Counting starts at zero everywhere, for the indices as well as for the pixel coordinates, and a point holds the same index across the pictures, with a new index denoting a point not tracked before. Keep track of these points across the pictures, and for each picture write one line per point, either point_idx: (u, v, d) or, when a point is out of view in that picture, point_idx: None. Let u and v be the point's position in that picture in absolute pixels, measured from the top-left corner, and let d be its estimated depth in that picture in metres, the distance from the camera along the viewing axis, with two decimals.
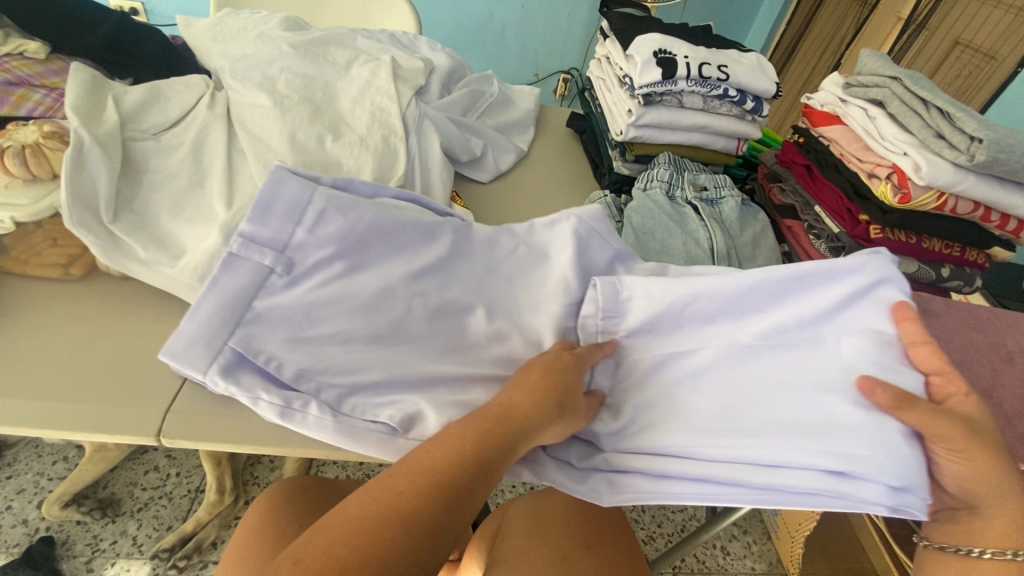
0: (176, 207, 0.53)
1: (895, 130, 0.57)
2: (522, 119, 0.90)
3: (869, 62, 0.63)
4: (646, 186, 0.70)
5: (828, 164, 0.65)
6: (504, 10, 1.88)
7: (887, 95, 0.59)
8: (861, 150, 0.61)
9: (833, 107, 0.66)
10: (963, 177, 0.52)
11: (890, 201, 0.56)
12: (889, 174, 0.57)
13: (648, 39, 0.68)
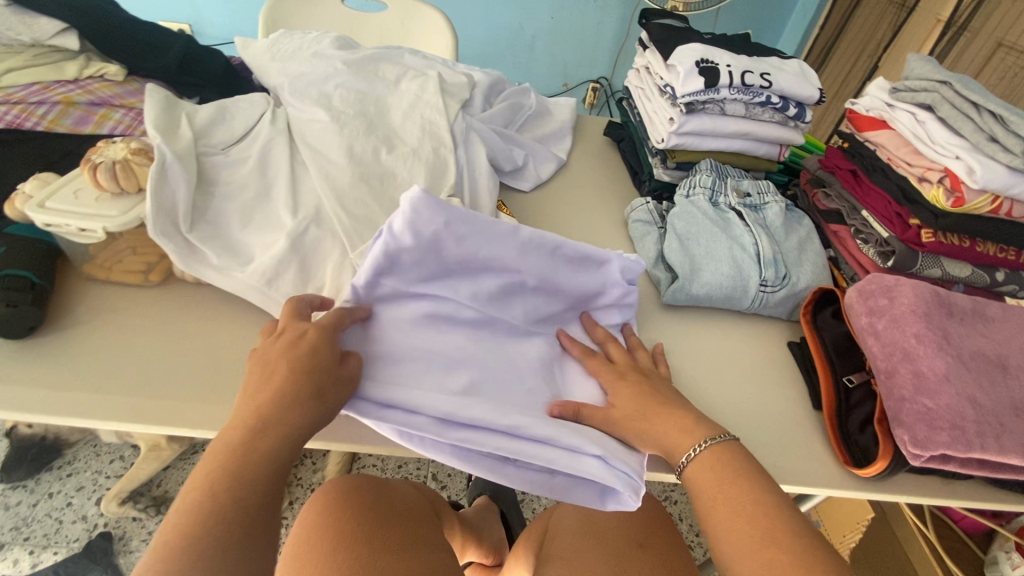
0: (247, 217, 0.57)
1: (946, 134, 0.56)
2: (561, 129, 0.92)
3: (916, 67, 0.63)
4: (689, 193, 0.72)
5: (875, 169, 0.64)
6: (534, 22, 1.92)
7: (937, 99, 0.58)
8: (909, 155, 0.60)
9: (879, 112, 0.65)
10: (1018, 181, 0.52)
11: (942, 205, 0.56)
12: (941, 178, 0.56)
13: (689, 50, 0.70)
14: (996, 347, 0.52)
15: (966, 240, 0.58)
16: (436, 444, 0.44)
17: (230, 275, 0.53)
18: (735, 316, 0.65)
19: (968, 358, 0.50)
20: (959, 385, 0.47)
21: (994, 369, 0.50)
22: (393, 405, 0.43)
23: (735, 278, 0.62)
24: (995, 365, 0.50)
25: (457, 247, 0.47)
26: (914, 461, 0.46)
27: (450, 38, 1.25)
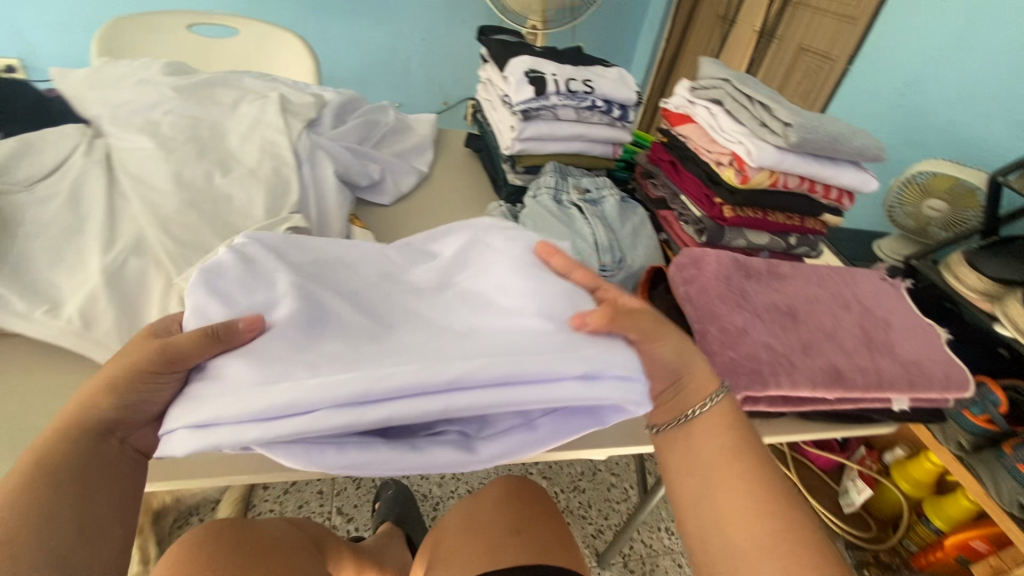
0: (57, 255, 0.52)
1: (731, 123, 0.65)
2: (420, 144, 0.95)
3: (708, 68, 0.73)
4: (536, 194, 0.78)
5: (687, 158, 0.73)
6: (406, 44, 1.95)
7: (723, 95, 0.69)
8: (709, 143, 0.69)
9: (685, 108, 0.75)
10: (785, 158, 0.62)
11: (734, 182, 0.65)
12: (731, 160, 0.65)
13: (520, 62, 0.75)
14: (788, 299, 0.61)
15: (760, 212, 0.69)
16: (357, 443, 0.36)
17: (38, 319, 0.49)
18: None
19: (763, 312, 0.58)
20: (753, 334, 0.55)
21: (784, 317, 0.58)
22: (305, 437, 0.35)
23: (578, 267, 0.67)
24: (785, 314, 0.59)
25: (298, 256, 0.44)
26: (728, 406, 0.53)
27: (309, 61, 1.24)
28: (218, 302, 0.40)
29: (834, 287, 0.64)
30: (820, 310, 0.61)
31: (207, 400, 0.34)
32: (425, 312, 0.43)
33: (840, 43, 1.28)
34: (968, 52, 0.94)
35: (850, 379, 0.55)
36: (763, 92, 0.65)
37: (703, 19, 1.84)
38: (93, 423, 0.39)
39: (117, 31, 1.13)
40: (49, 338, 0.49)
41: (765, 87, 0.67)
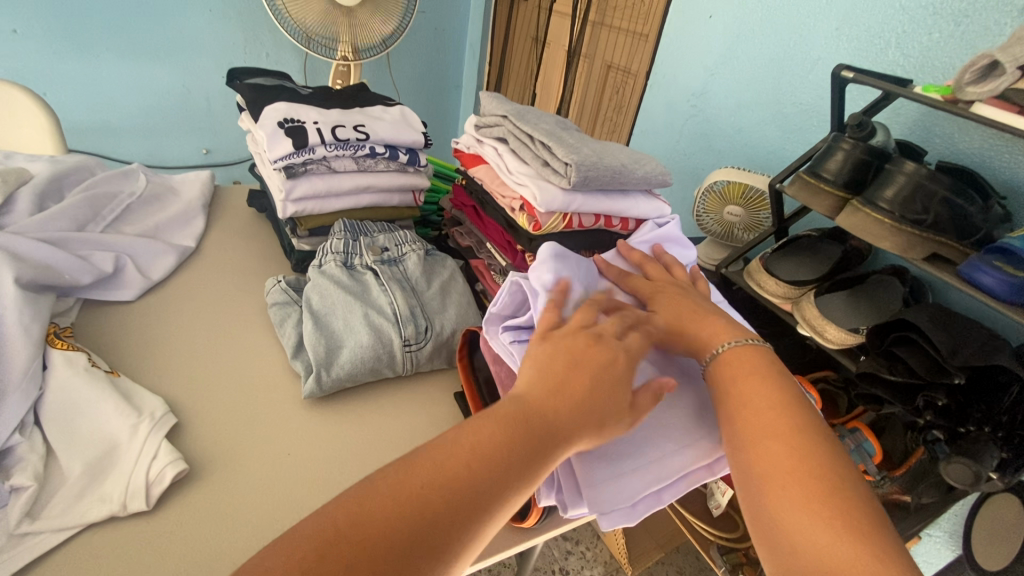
0: None
1: (517, 163, 0.61)
2: (184, 212, 0.77)
3: (487, 104, 0.69)
4: (322, 261, 0.64)
5: (484, 202, 0.68)
6: (200, 82, 1.70)
7: (506, 133, 0.64)
8: (501, 185, 0.64)
9: (474, 148, 0.70)
10: (572, 199, 0.58)
11: (529, 229, 0.60)
12: (521, 206, 0.60)
13: (273, 109, 0.63)
14: None
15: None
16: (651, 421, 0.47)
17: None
18: (397, 386, 0.60)
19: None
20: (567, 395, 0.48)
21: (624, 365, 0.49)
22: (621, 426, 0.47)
23: (376, 346, 0.56)
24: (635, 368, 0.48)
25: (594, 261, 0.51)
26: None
27: (32, 116, 0.97)
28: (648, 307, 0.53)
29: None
30: None
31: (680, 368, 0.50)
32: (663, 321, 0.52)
33: (637, 59, 1.34)
34: (737, 64, 1.02)
35: None
36: (541, 127, 0.62)
37: (518, 41, 1.86)
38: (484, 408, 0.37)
39: None
40: None
41: (544, 123, 0.64)
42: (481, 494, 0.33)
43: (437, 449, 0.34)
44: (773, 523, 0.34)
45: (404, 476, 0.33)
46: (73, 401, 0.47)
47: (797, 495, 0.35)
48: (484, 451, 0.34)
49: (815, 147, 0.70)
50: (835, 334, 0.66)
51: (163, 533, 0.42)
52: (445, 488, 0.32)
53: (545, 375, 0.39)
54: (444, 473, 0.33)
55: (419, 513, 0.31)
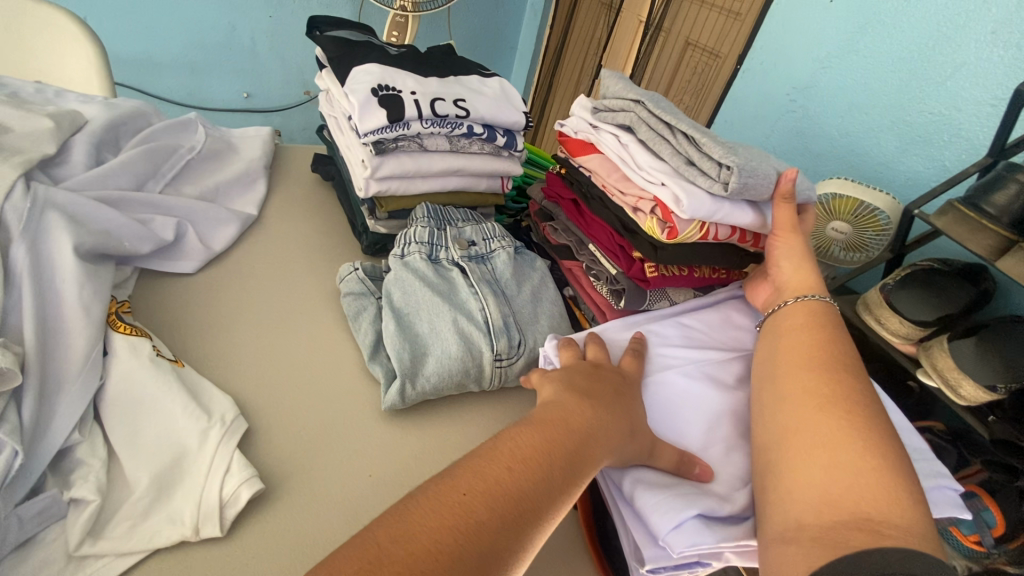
0: None
1: (649, 158, 0.53)
2: (246, 173, 0.70)
3: (611, 85, 0.60)
4: (404, 250, 0.57)
5: (594, 197, 0.60)
6: (247, 20, 1.59)
7: (635, 120, 0.55)
8: (620, 181, 0.56)
9: (586, 134, 0.61)
10: (720, 207, 0.49)
11: (659, 237, 0.52)
12: (652, 208, 0.52)
13: (364, 71, 0.54)
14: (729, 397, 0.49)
15: (684, 267, 0.57)
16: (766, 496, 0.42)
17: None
18: (479, 402, 0.54)
19: (696, 421, 0.46)
20: (689, 464, 0.42)
21: (718, 433, 0.46)
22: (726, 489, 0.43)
23: (464, 360, 0.50)
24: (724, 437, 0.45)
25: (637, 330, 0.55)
26: None
27: (82, 45, 0.89)
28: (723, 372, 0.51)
29: None
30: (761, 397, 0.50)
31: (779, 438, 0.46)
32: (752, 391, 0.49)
33: (728, 41, 1.22)
34: (857, 60, 0.90)
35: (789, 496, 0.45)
36: (684, 118, 0.54)
37: (586, 8, 1.72)
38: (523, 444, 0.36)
39: None
40: None
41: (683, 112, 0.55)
42: (507, 544, 0.31)
43: (467, 486, 0.33)
44: (788, 447, 0.39)
45: (449, 497, 0.32)
46: (136, 396, 0.42)
47: (816, 430, 0.39)
48: (508, 499, 0.33)
49: (965, 172, 0.62)
50: (970, 390, 0.58)
51: (237, 568, 0.37)
52: (478, 537, 0.30)
53: (565, 425, 0.39)
54: (474, 523, 0.31)
55: (454, 559, 0.29)
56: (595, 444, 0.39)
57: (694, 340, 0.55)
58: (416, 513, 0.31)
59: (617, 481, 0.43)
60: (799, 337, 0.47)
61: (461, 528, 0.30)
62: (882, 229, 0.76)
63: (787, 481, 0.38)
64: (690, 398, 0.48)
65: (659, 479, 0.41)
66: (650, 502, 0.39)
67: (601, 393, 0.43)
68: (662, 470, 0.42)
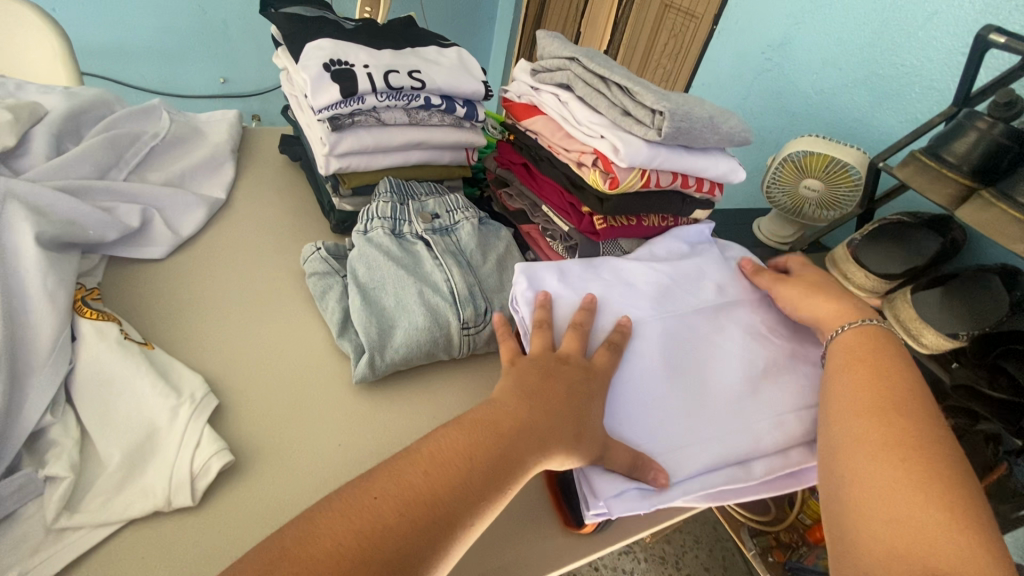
0: None
1: (587, 112, 0.52)
2: (212, 159, 0.70)
3: (546, 45, 0.58)
4: (367, 227, 0.58)
5: (540, 158, 0.58)
6: (216, 3, 1.56)
7: (571, 77, 0.54)
8: (564, 139, 0.54)
9: (529, 97, 0.59)
10: (657, 153, 0.49)
11: (602, 188, 0.51)
12: (594, 160, 0.51)
13: (315, 48, 0.54)
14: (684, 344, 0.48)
15: (633, 217, 0.56)
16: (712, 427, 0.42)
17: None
18: (449, 370, 0.54)
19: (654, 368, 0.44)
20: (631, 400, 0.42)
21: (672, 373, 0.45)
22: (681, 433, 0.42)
23: (430, 330, 0.51)
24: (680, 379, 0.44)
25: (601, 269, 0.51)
26: None
27: (48, 32, 0.88)
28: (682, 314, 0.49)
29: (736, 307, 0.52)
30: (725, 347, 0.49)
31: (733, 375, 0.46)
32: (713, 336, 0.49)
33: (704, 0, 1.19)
34: (829, 13, 0.89)
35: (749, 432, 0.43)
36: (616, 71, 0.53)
37: None
38: (460, 442, 0.35)
39: None
40: None
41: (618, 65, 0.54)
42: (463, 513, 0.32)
43: (380, 492, 0.31)
44: (854, 469, 0.37)
45: (349, 509, 0.31)
46: (105, 378, 0.43)
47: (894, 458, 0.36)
48: (458, 477, 0.33)
49: (930, 121, 0.62)
50: (932, 339, 0.59)
51: (208, 534, 0.38)
52: (432, 517, 0.31)
53: (525, 397, 0.38)
54: (427, 500, 0.32)
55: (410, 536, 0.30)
56: (563, 416, 0.38)
57: (660, 287, 0.51)
58: (362, 507, 0.31)
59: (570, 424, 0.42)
60: (850, 363, 0.44)
61: (416, 511, 0.31)
62: (853, 183, 0.76)
63: (851, 523, 0.35)
64: (648, 347, 0.45)
65: (613, 420, 0.41)
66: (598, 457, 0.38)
67: (556, 384, 0.39)
68: (618, 416, 0.41)
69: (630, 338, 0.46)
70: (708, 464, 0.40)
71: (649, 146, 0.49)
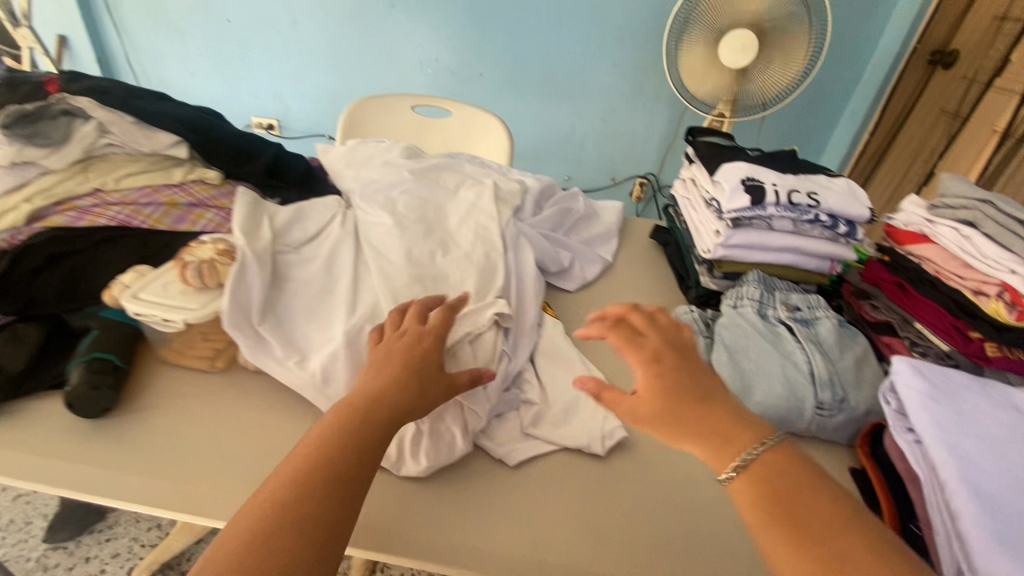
0: (311, 313, 0.62)
1: (997, 250, 0.58)
2: (607, 233, 0.96)
3: (952, 185, 0.67)
4: (736, 304, 0.71)
5: (923, 281, 0.64)
6: (585, 123, 2.05)
7: (980, 216, 0.61)
8: (960, 268, 0.62)
9: (920, 227, 0.68)
10: None
11: (1005, 318, 0.55)
12: (999, 291, 0.57)
13: (735, 167, 0.72)
14: None
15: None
16: None
17: (288, 367, 0.57)
18: (789, 439, 0.61)
19: None
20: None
21: None
22: None
23: (788, 399, 0.59)
24: None
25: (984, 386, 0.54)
26: None
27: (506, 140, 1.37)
28: None
29: None
30: None
31: None
32: None
33: None
34: None
35: None
36: None
37: (920, 114, 1.63)
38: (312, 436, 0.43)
39: (358, 112, 1.35)
40: (301, 389, 0.57)
41: None
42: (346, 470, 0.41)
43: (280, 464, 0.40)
44: None
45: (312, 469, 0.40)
46: (555, 354, 0.65)
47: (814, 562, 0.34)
48: (368, 449, 0.43)
49: None
50: None
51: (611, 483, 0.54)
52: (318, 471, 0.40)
53: (368, 400, 0.46)
54: (336, 457, 0.41)
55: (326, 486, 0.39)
56: (399, 418, 0.46)
57: None
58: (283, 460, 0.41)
59: (952, 507, 0.45)
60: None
61: (321, 465, 0.40)
62: None
63: None
64: None
65: (985, 516, 0.43)
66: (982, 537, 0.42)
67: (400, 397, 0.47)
68: (1005, 514, 0.43)
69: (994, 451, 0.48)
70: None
71: None
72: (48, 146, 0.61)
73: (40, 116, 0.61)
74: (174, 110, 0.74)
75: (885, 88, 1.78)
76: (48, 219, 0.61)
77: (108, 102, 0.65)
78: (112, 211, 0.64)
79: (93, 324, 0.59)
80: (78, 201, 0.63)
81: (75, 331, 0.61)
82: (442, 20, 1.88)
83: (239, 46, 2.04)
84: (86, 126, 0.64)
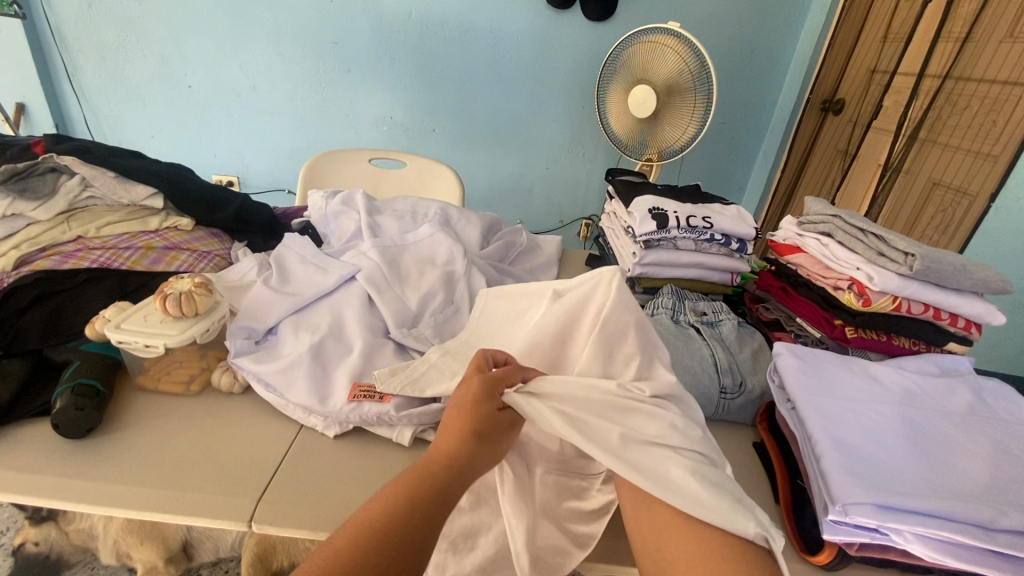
0: (288, 341, 0.69)
1: (845, 253, 0.72)
2: (547, 262, 1.07)
3: (813, 206, 0.82)
4: (654, 312, 0.83)
5: (800, 284, 0.79)
6: (532, 171, 2.22)
7: (833, 228, 0.76)
8: (823, 270, 0.76)
9: (794, 240, 0.83)
10: (908, 284, 0.65)
11: (856, 306, 0.69)
12: (850, 285, 0.71)
13: (643, 200, 0.86)
14: (913, 429, 0.58)
15: (883, 334, 0.70)
16: (940, 494, 0.51)
17: (315, 416, 0.63)
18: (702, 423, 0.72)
19: (882, 430, 0.57)
20: (863, 451, 0.55)
21: (899, 440, 0.56)
22: (906, 482, 0.52)
23: (698, 386, 0.70)
24: (906, 443, 0.56)
25: (839, 360, 0.67)
26: (852, 549, 0.53)
27: (456, 187, 1.50)
28: (913, 408, 0.61)
29: (981, 423, 0.59)
30: (966, 444, 0.56)
31: (963, 461, 0.54)
32: (954, 435, 0.57)
33: (978, 178, 1.20)
34: None
35: (979, 505, 0.50)
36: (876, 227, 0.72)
37: (820, 154, 1.87)
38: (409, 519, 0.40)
39: (316, 167, 1.45)
40: (279, 405, 0.64)
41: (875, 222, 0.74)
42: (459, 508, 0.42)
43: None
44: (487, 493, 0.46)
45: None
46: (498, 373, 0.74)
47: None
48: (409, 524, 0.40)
49: None
50: None
51: None
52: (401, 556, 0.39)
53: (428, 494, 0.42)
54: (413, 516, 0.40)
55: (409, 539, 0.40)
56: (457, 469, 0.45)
57: (901, 386, 0.63)
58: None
59: (819, 456, 0.55)
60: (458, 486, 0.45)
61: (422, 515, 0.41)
62: None
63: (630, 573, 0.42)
64: (879, 416, 0.59)
65: (835, 455, 0.54)
66: (832, 468, 0.53)
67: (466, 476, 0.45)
68: (848, 451, 0.55)
69: (845, 406, 0.60)
70: (943, 526, 0.49)
71: (903, 281, 0.65)
72: (37, 201, 0.70)
73: (29, 174, 0.71)
74: (149, 166, 0.83)
75: (789, 131, 2.03)
76: (34, 263, 0.69)
77: (90, 160, 0.75)
78: (93, 255, 0.72)
79: (73, 357, 0.64)
80: (62, 247, 0.71)
81: (53, 367, 0.64)
82: (395, 84, 2.05)
83: (200, 109, 2.15)
84: (72, 181, 0.74)
